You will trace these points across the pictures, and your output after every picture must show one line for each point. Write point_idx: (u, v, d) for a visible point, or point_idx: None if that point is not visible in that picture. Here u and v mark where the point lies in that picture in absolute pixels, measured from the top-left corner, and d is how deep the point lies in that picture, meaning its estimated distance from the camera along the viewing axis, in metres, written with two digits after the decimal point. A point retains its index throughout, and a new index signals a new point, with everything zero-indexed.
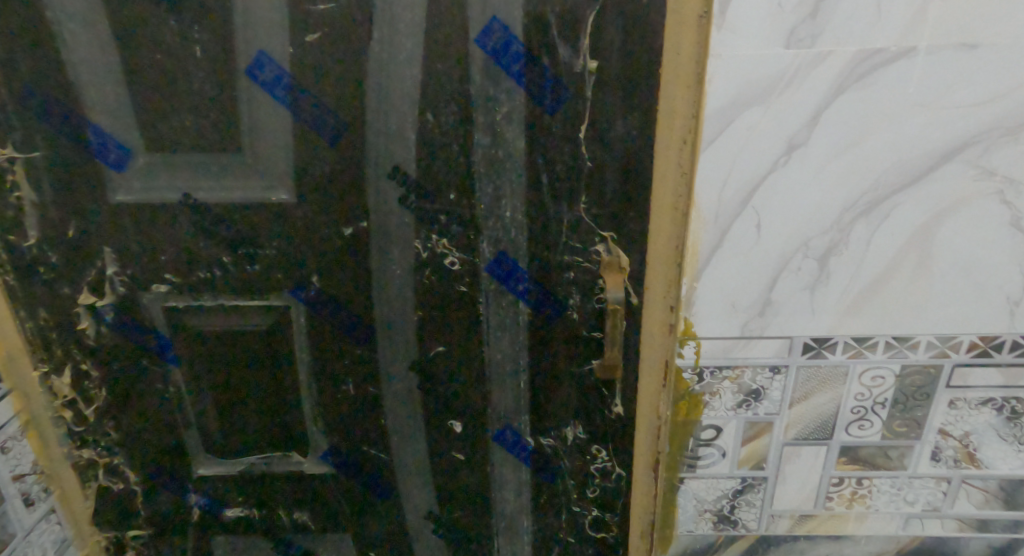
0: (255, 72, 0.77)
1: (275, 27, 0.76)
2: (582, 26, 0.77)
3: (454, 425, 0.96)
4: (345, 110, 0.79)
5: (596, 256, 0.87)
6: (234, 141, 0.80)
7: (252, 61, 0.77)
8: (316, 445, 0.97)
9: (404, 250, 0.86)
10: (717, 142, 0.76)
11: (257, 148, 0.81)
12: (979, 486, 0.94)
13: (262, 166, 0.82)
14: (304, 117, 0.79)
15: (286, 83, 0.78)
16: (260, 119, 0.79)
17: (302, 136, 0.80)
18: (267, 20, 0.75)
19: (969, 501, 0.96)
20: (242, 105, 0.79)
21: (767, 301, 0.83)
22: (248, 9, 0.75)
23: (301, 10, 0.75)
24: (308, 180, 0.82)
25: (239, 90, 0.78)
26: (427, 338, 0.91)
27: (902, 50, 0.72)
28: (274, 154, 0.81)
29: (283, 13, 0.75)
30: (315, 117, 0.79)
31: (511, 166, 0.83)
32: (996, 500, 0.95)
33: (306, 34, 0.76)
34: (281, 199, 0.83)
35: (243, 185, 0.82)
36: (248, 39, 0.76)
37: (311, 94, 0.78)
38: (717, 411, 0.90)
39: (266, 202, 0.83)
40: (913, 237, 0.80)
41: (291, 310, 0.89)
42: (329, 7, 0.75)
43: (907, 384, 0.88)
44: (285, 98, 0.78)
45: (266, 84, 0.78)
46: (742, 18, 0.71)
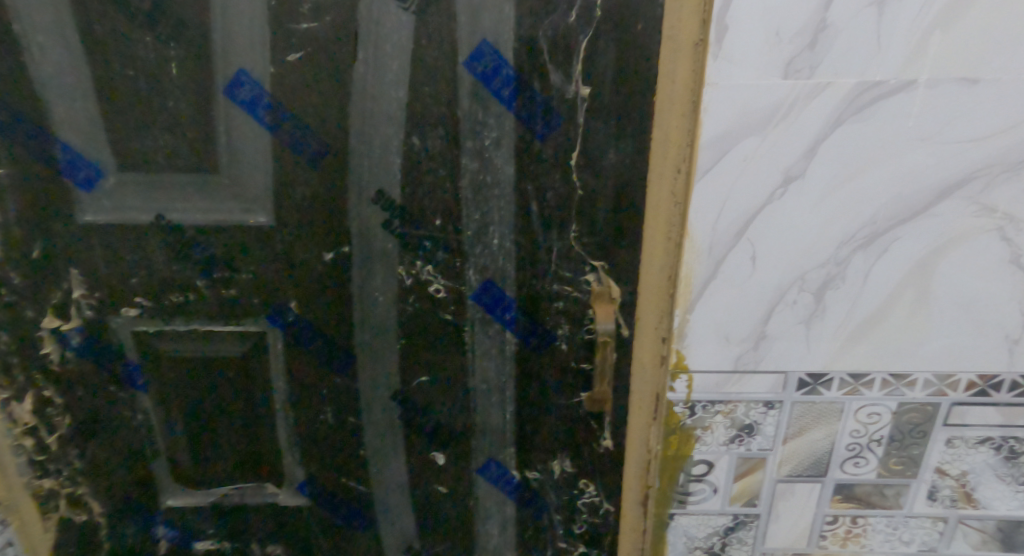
0: (233, 91, 0.75)
1: (256, 46, 0.73)
2: (575, 52, 0.75)
3: (436, 457, 0.92)
4: (328, 132, 0.77)
5: (586, 285, 0.84)
6: (210, 162, 0.78)
7: (231, 79, 0.75)
8: (292, 476, 0.93)
9: (387, 276, 0.83)
10: (712, 172, 0.74)
11: (235, 170, 0.78)
12: (976, 526, 0.91)
13: (239, 188, 0.79)
14: (285, 138, 0.77)
15: (267, 103, 0.76)
16: (238, 139, 0.77)
17: (283, 157, 0.78)
18: (247, 38, 0.73)
19: (966, 542, 0.92)
20: (220, 125, 0.76)
21: (762, 335, 0.81)
22: (228, 26, 0.73)
23: (283, 30, 0.73)
24: (288, 203, 0.80)
25: (217, 109, 0.76)
26: (410, 367, 0.88)
27: (901, 83, 0.70)
28: (251, 176, 0.79)
29: (265, 31, 0.73)
30: (296, 138, 0.77)
31: (500, 192, 0.80)
32: (994, 542, 0.92)
33: (288, 53, 0.74)
34: (259, 222, 0.80)
35: (218, 207, 0.80)
36: (227, 57, 0.74)
37: (292, 115, 0.76)
38: (709, 446, 0.87)
39: (243, 225, 0.80)
40: (912, 272, 0.78)
41: (268, 336, 0.86)
42: (313, 26, 0.73)
43: (904, 421, 0.85)
44: (265, 119, 0.76)
45: (245, 104, 0.76)
46: (738, 47, 0.69)
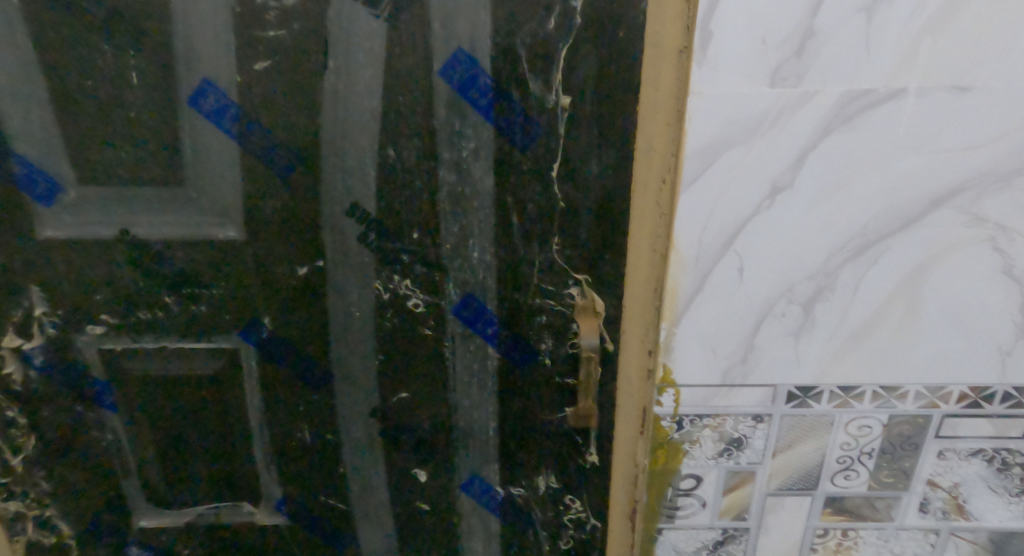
0: (198, 101, 0.73)
1: (222, 53, 0.71)
2: (553, 60, 0.72)
3: (418, 474, 0.90)
4: (300, 143, 0.75)
5: (569, 299, 0.82)
6: (176, 174, 0.75)
7: (195, 89, 0.72)
8: (269, 495, 0.91)
9: (363, 290, 0.81)
10: (697, 183, 0.72)
11: (202, 182, 0.76)
12: (967, 538, 0.89)
13: (206, 200, 0.76)
14: (254, 149, 0.75)
15: (234, 114, 0.73)
16: (205, 150, 0.75)
17: (253, 169, 0.75)
18: (211, 46, 0.71)
19: (957, 553, 0.91)
20: (185, 136, 0.74)
21: (750, 348, 0.79)
22: (190, 33, 0.70)
23: (251, 37, 0.71)
24: (258, 217, 0.77)
25: (181, 120, 0.73)
26: (390, 384, 0.85)
27: (891, 91, 0.69)
28: (220, 188, 0.76)
29: (231, 38, 0.71)
30: (265, 149, 0.75)
31: (479, 204, 0.78)
32: (987, 553, 0.90)
33: (255, 61, 0.71)
34: (229, 236, 0.78)
35: (185, 220, 0.77)
36: (192, 65, 0.71)
37: (261, 125, 0.74)
38: (697, 460, 0.85)
39: (212, 238, 0.78)
40: (902, 283, 0.76)
41: (241, 352, 0.83)
42: (281, 33, 0.71)
43: (894, 433, 0.84)
44: (231, 129, 0.74)
45: (211, 114, 0.73)
46: (724, 54, 0.67)
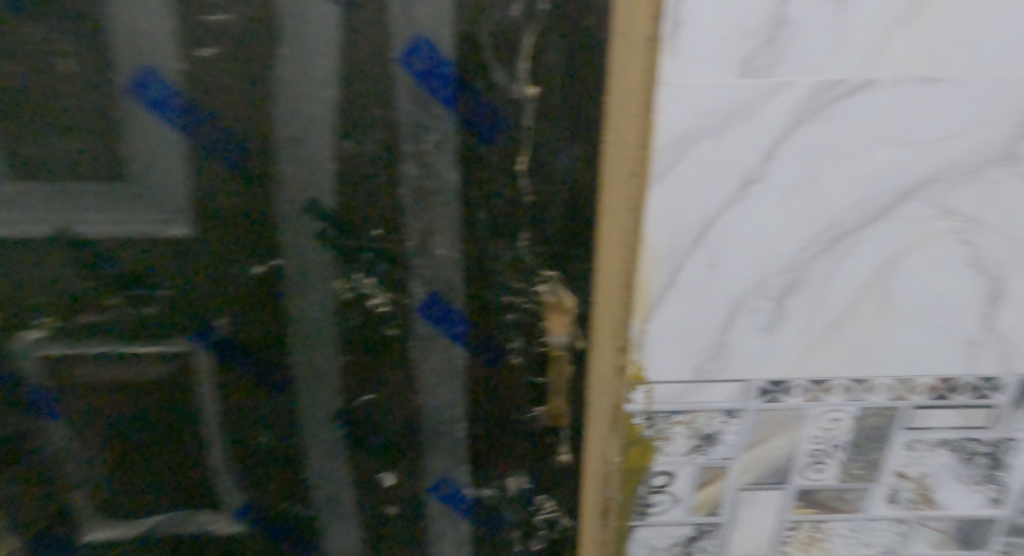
0: (140, 91, 0.68)
1: (165, 40, 0.67)
2: (519, 48, 0.69)
3: (385, 478, 0.87)
4: (251, 135, 0.71)
5: (538, 296, 0.79)
6: (118, 169, 0.71)
7: (137, 77, 0.68)
8: (228, 503, 0.87)
9: (322, 289, 0.77)
10: (668, 177, 0.71)
11: (147, 177, 0.72)
12: (934, 526, 0.90)
13: (152, 196, 0.72)
14: (202, 141, 0.71)
15: (180, 105, 0.69)
16: (149, 143, 0.70)
17: (202, 163, 0.71)
18: (154, 32, 0.67)
19: (924, 541, 0.91)
20: (127, 128, 0.70)
21: (722, 344, 0.78)
22: (131, 18, 0.66)
23: (196, 22, 0.67)
24: (209, 214, 0.73)
25: (122, 111, 0.69)
26: (353, 386, 0.82)
27: (863, 82, 0.68)
28: (166, 183, 0.72)
29: (174, 24, 0.67)
30: (215, 142, 0.71)
31: (444, 199, 0.75)
32: (953, 541, 0.91)
33: (200, 48, 0.68)
34: (178, 234, 0.74)
35: (130, 217, 0.73)
36: (132, 53, 0.67)
37: (210, 116, 0.70)
38: (670, 457, 0.84)
39: (159, 236, 0.74)
40: (873, 277, 0.75)
41: (193, 356, 0.79)
42: (229, 19, 0.67)
43: (865, 426, 0.83)
44: (177, 121, 0.70)
45: (154, 105, 0.69)
46: (694, 44, 0.66)
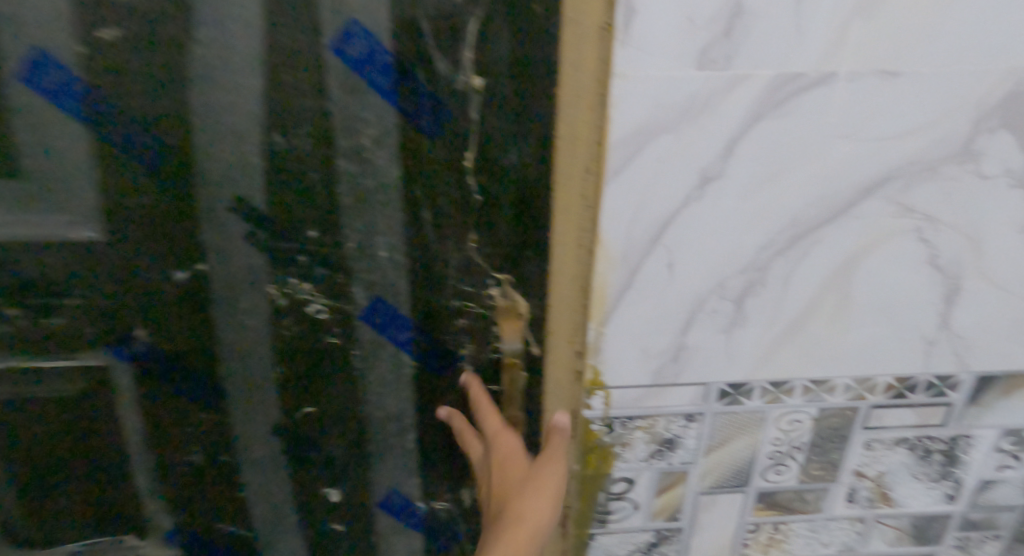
0: (36, 77, 0.63)
1: (63, 21, 0.62)
2: (462, 35, 0.65)
3: (329, 493, 0.82)
4: (166, 126, 0.66)
5: (489, 300, 0.74)
6: (13, 163, 0.65)
7: (31, 62, 0.63)
8: (157, 526, 0.81)
9: (255, 295, 0.72)
10: (624, 174, 0.67)
11: (47, 173, 0.66)
12: (891, 524, 0.88)
13: (54, 195, 0.66)
14: (111, 133, 0.65)
15: (80, 91, 0.64)
16: (49, 135, 0.65)
17: (112, 159, 0.66)
18: (49, 12, 0.62)
19: (881, 539, 0.89)
20: (22, 117, 0.64)
21: (681, 347, 0.75)
22: None
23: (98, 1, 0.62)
24: (122, 214, 0.68)
25: (16, 99, 0.64)
26: (291, 397, 0.77)
27: (821, 76, 0.65)
28: (69, 180, 0.66)
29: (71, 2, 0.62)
30: (123, 134, 0.65)
31: (384, 198, 0.70)
32: (909, 538, 0.90)
33: (102, 29, 0.62)
34: (86, 237, 0.68)
35: (31, 218, 0.67)
36: (24, 34, 0.62)
37: (115, 105, 0.64)
38: (629, 463, 0.81)
39: (65, 240, 0.68)
40: (833, 276, 0.73)
41: (111, 370, 0.73)
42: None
43: (824, 426, 0.81)
44: (78, 110, 0.64)
45: (50, 90, 0.64)
46: (649, 34, 0.63)
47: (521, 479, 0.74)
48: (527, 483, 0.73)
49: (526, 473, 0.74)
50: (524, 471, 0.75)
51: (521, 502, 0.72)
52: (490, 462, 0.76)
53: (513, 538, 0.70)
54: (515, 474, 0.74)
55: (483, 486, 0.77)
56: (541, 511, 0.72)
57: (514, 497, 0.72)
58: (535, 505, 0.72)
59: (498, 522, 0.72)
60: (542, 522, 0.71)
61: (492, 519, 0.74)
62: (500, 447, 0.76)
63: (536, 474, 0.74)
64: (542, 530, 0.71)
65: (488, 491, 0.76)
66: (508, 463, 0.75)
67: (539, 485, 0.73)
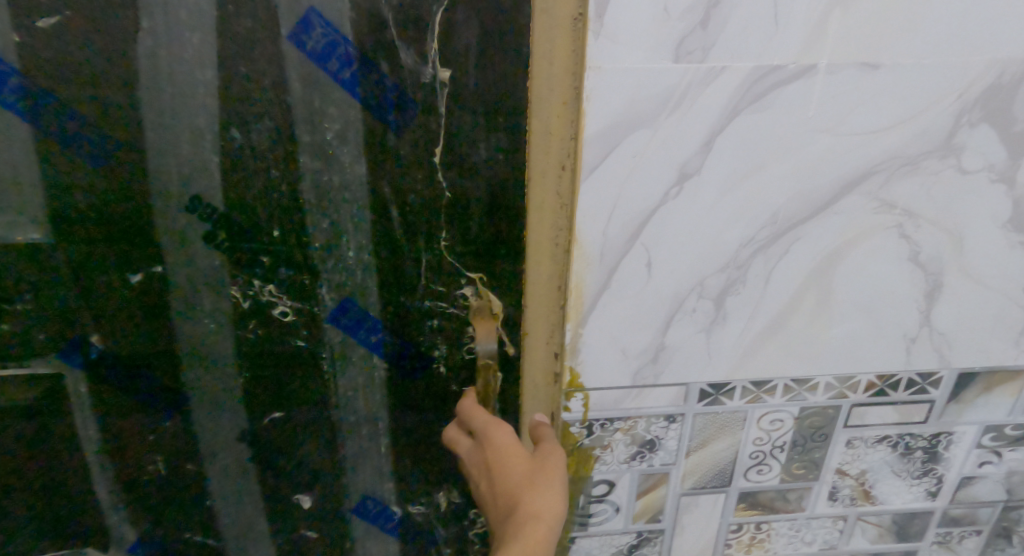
0: None
1: (2, 10, 0.59)
2: (427, 26, 0.62)
3: (302, 500, 0.79)
4: (114, 121, 0.63)
5: (462, 301, 0.72)
6: None
7: None
8: (120, 539, 0.78)
9: (216, 298, 0.70)
10: (600, 170, 0.65)
11: None
12: (873, 521, 0.87)
13: None
14: (54, 128, 0.63)
15: (17, 84, 0.61)
16: None
17: (58, 156, 0.64)
18: None
19: (864, 537, 0.88)
20: None
21: (660, 347, 0.73)
22: None
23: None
24: (71, 215, 0.65)
25: None
26: (257, 404, 0.74)
27: (800, 69, 0.63)
28: (11, 178, 0.64)
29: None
30: (67, 130, 0.63)
31: (350, 196, 0.67)
32: (891, 535, 0.89)
33: (42, 17, 0.60)
34: (31, 238, 0.66)
35: None
36: None
37: (58, 100, 0.62)
38: (609, 465, 0.79)
39: (9, 240, 0.66)
40: (814, 274, 0.71)
41: (65, 379, 0.71)
42: None
43: (806, 425, 0.80)
44: (17, 105, 0.62)
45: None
46: (622, 24, 0.60)
47: (523, 473, 0.69)
48: (533, 474, 0.68)
49: (530, 465, 0.69)
50: (528, 462, 0.69)
51: (530, 497, 0.66)
52: (484, 461, 0.71)
53: (531, 534, 0.63)
54: (518, 469, 0.69)
55: (484, 492, 0.70)
56: (552, 505, 0.66)
57: (524, 489, 0.67)
58: (547, 495, 0.67)
59: (510, 521, 0.66)
60: (557, 516, 0.65)
61: (502, 522, 0.68)
62: (495, 439, 0.71)
63: (541, 465, 0.69)
64: (558, 525, 0.65)
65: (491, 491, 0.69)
66: (507, 456, 0.70)
67: (545, 475, 0.68)
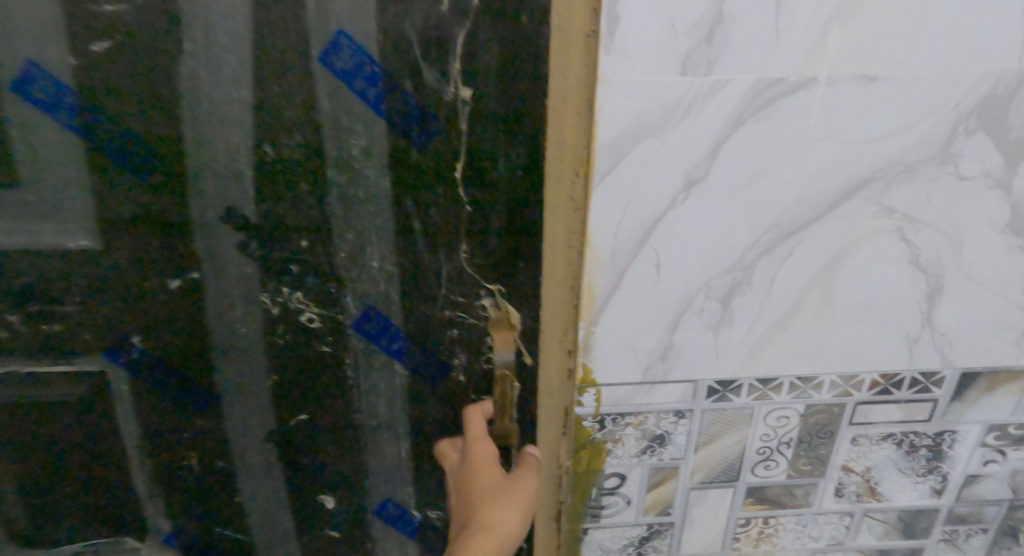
0: (27, 87, 0.65)
1: (53, 32, 0.63)
2: (450, 47, 0.66)
3: (326, 500, 0.84)
4: (156, 137, 0.67)
5: (481, 311, 0.76)
6: (9, 172, 0.68)
7: (21, 73, 0.65)
8: (157, 529, 0.84)
9: (248, 304, 0.74)
10: (610, 177, 0.69)
11: (42, 183, 0.68)
12: (879, 518, 0.90)
13: (49, 204, 0.69)
14: (103, 144, 0.67)
15: (70, 101, 0.66)
16: (41, 145, 0.67)
17: (103, 168, 0.68)
18: (39, 25, 0.63)
19: (870, 533, 0.91)
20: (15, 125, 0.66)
21: (669, 345, 0.76)
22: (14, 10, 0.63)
23: (86, 13, 0.63)
24: (116, 223, 0.70)
25: (8, 110, 0.66)
26: (285, 405, 0.79)
27: (801, 81, 0.67)
28: (63, 190, 0.68)
29: (61, 15, 0.63)
30: (116, 144, 0.67)
31: (375, 209, 0.71)
32: (897, 532, 0.92)
33: (93, 41, 0.64)
34: (81, 245, 0.70)
35: (28, 227, 0.69)
36: (15, 46, 0.64)
37: (107, 117, 0.66)
38: (620, 458, 0.82)
39: (61, 247, 0.70)
40: (816, 275, 0.75)
41: (109, 376, 0.75)
42: (121, 9, 0.63)
43: (811, 422, 0.83)
44: (71, 121, 0.66)
45: (44, 101, 0.65)
46: (633, 39, 0.64)
47: (493, 486, 0.74)
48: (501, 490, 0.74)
49: (501, 480, 0.75)
50: (498, 479, 0.74)
51: (491, 512, 0.72)
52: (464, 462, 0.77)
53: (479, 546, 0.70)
54: (489, 480, 0.74)
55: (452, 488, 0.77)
56: (508, 525, 0.72)
57: (489, 503, 0.73)
58: (506, 515, 0.72)
59: (466, 526, 0.72)
60: (508, 534, 0.72)
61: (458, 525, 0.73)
62: (477, 453, 0.76)
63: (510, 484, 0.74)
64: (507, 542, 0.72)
65: (459, 498, 0.75)
66: (484, 470, 0.74)
67: (508, 495, 0.74)
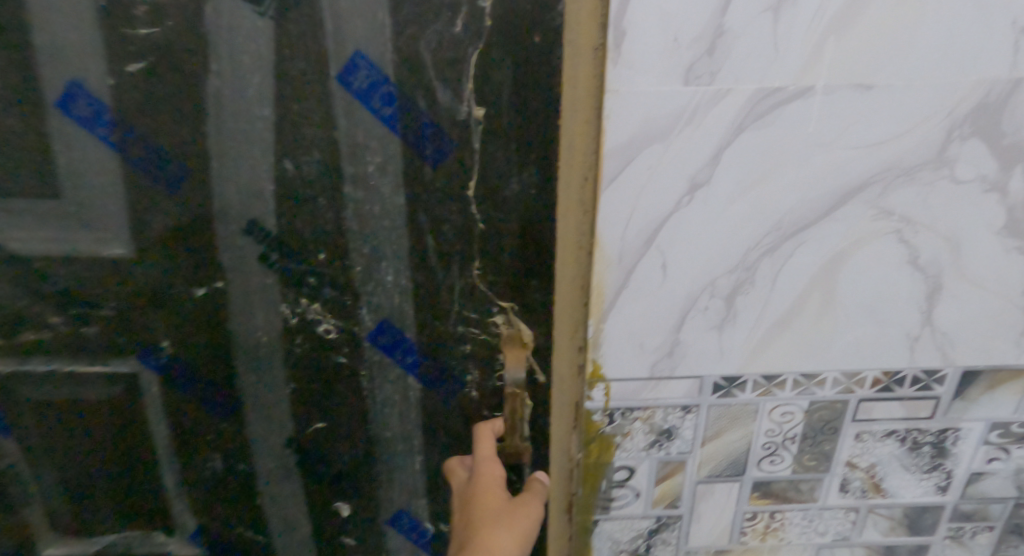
0: (68, 105, 0.69)
1: (92, 55, 0.68)
2: (464, 69, 0.70)
3: (340, 508, 0.87)
4: (186, 152, 0.71)
5: (494, 328, 0.80)
6: (51, 184, 0.72)
7: (64, 92, 0.69)
8: (183, 526, 0.88)
9: (268, 313, 0.78)
10: (618, 181, 0.72)
11: (81, 195, 0.72)
12: (885, 514, 0.93)
13: (87, 215, 0.73)
14: (136, 159, 0.71)
15: (107, 118, 0.70)
16: (79, 160, 0.71)
17: (137, 181, 0.72)
18: (78, 47, 0.68)
19: (876, 529, 0.94)
20: (56, 140, 0.71)
21: (675, 342, 0.79)
22: (56, 34, 0.67)
23: (121, 36, 0.67)
24: (149, 233, 0.74)
25: (50, 126, 0.70)
26: (303, 410, 0.83)
27: (799, 89, 0.70)
28: (101, 202, 0.73)
29: (99, 39, 0.67)
30: (149, 159, 0.71)
31: (389, 225, 0.75)
32: (902, 528, 0.94)
33: (127, 63, 0.68)
34: (116, 253, 0.74)
35: (67, 236, 0.74)
36: (57, 67, 0.68)
37: (140, 133, 0.70)
38: (630, 452, 0.86)
39: (97, 255, 0.74)
40: (818, 275, 0.78)
41: (140, 377, 0.80)
42: (153, 32, 0.67)
43: (815, 419, 0.86)
44: (108, 137, 0.70)
45: (82, 118, 0.70)
46: (638, 52, 0.67)
47: (492, 513, 0.76)
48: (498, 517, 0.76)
49: (500, 507, 0.77)
50: (498, 506, 0.76)
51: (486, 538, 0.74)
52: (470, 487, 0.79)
53: None
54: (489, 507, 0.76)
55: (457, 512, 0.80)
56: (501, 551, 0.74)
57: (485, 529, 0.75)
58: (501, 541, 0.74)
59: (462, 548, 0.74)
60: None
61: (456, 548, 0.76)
62: (483, 477, 0.79)
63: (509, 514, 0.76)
64: None
65: (461, 520, 0.78)
66: (485, 495, 0.77)
67: (505, 524, 0.76)
